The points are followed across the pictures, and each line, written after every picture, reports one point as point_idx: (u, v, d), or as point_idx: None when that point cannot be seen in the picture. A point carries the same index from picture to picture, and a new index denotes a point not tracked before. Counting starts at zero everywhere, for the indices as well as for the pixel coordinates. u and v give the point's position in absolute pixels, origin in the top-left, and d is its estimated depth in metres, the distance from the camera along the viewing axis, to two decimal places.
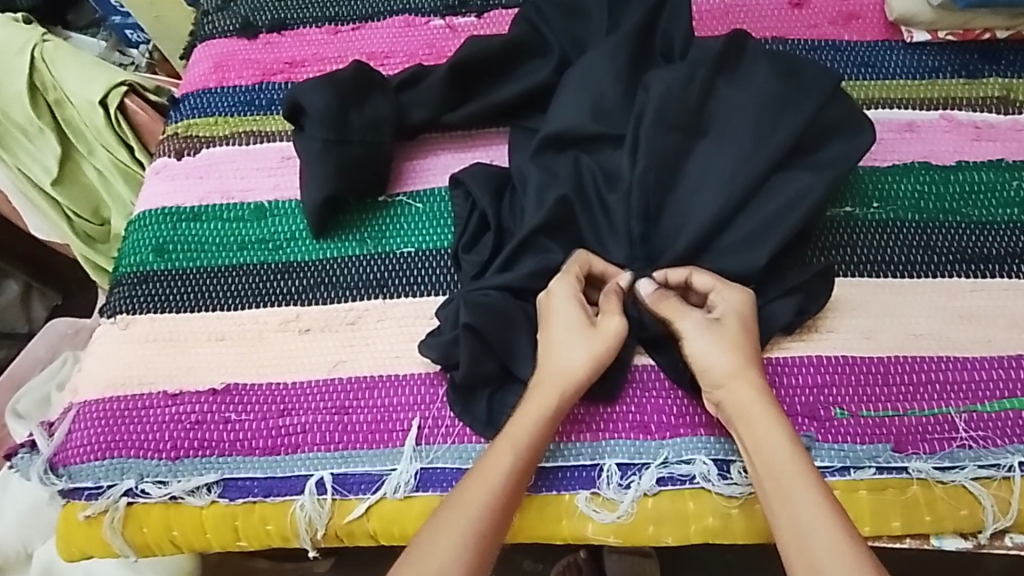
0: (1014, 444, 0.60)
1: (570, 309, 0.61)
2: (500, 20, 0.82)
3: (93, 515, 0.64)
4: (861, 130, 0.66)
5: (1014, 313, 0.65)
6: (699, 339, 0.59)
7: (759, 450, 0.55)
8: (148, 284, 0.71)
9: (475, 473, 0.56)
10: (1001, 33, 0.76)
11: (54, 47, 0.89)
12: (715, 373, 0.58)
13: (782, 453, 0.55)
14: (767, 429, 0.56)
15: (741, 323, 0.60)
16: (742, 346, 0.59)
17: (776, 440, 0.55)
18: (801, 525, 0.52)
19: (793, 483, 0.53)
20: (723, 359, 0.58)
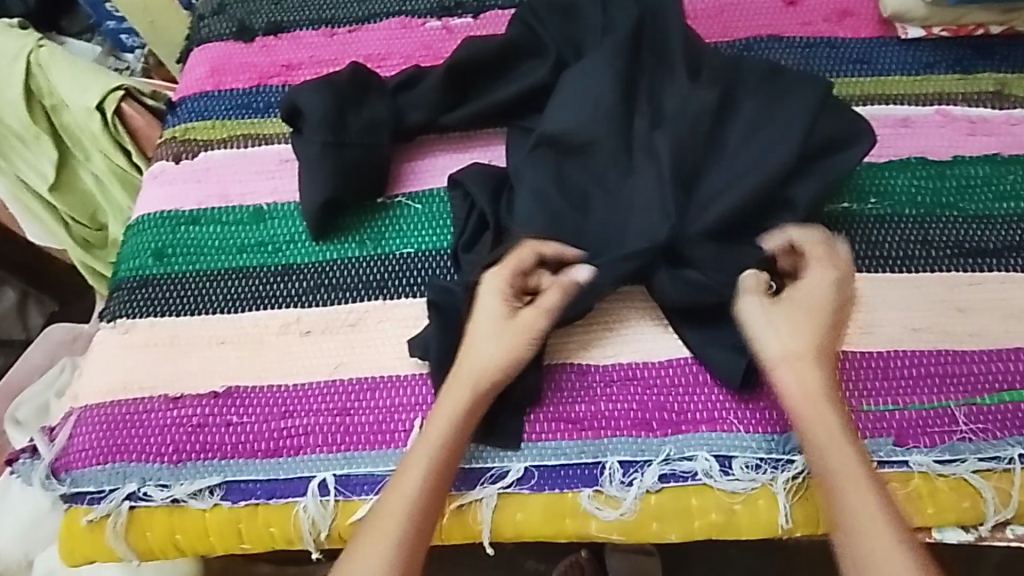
0: (1014, 436, 0.60)
1: (494, 300, 0.63)
2: (496, 21, 0.82)
3: (96, 520, 0.64)
4: (858, 125, 0.66)
5: (1012, 306, 0.65)
6: (778, 324, 0.60)
7: (821, 441, 0.56)
8: (148, 289, 0.71)
9: (398, 475, 0.57)
10: (993, 28, 0.76)
11: (49, 53, 0.88)
12: (781, 359, 0.59)
13: (838, 446, 0.56)
14: (829, 420, 0.57)
15: (823, 308, 0.61)
16: (817, 333, 0.60)
17: (832, 434, 0.56)
18: (857, 517, 0.53)
19: (846, 475, 0.55)
20: (781, 343, 0.59)
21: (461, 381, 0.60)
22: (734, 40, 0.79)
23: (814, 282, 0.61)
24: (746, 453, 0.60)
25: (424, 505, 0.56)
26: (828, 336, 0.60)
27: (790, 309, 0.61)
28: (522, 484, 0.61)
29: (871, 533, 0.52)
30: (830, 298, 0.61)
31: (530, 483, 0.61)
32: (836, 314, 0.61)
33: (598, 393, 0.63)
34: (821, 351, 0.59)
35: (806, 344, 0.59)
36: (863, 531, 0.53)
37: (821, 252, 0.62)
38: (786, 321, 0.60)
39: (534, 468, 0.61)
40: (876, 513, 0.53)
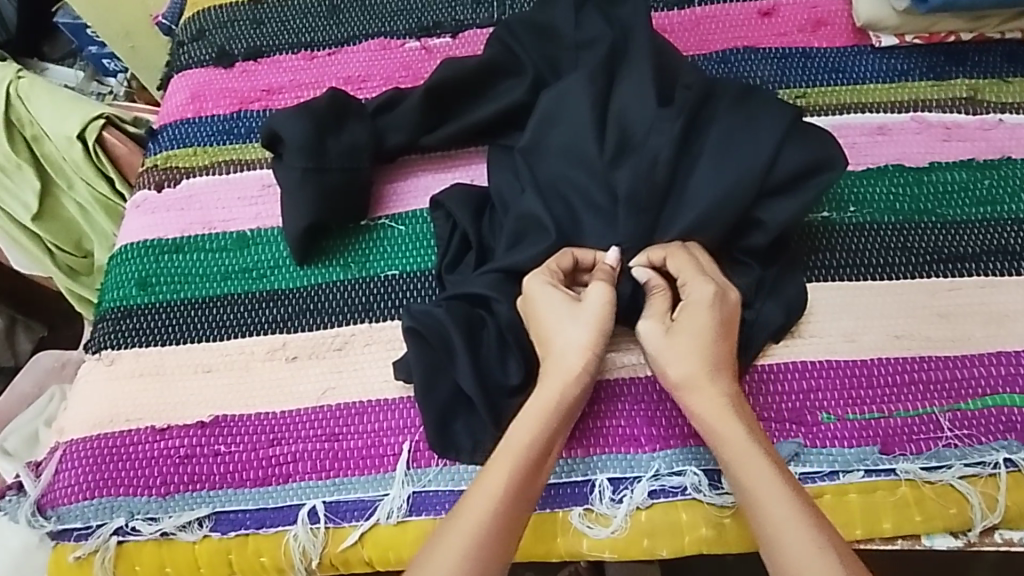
0: (998, 440, 0.61)
1: (553, 295, 0.60)
2: (475, 40, 0.83)
3: (84, 556, 0.63)
4: (828, 142, 0.66)
5: (992, 310, 0.66)
6: (674, 350, 0.59)
7: (733, 463, 0.55)
8: (132, 319, 0.71)
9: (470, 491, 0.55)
10: (964, 35, 0.77)
11: (29, 82, 0.88)
12: (679, 385, 0.58)
13: (753, 464, 0.55)
14: (740, 439, 0.56)
15: (702, 332, 0.59)
16: (711, 355, 0.58)
17: (745, 449, 0.55)
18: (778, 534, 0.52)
19: (761, 493, 0.54)
20: (682, 364, 0.58)
21: (551, 376, 0.59)
22: (711, 53, 0.79)
23: (689, 308, 0.59)
24: None
25: (508, 515, 0.54)
26: (727, 356, 0.59)
27: (670, 335, 0.59)
28: None
29: (801, 548, 0.51)
30: (705, 321, 0.59)
31: None
32: (721, 335, 0.59)
33: (585, 411, 0.63)
34: (719, 373, 0.58)
35: (699, 368, 0.58)
36: (786, 549, 0.52)
37: (689, 278, 0.61)
38: (679, 346, 0.59)
39: None
40: (806, 528, 0.52)
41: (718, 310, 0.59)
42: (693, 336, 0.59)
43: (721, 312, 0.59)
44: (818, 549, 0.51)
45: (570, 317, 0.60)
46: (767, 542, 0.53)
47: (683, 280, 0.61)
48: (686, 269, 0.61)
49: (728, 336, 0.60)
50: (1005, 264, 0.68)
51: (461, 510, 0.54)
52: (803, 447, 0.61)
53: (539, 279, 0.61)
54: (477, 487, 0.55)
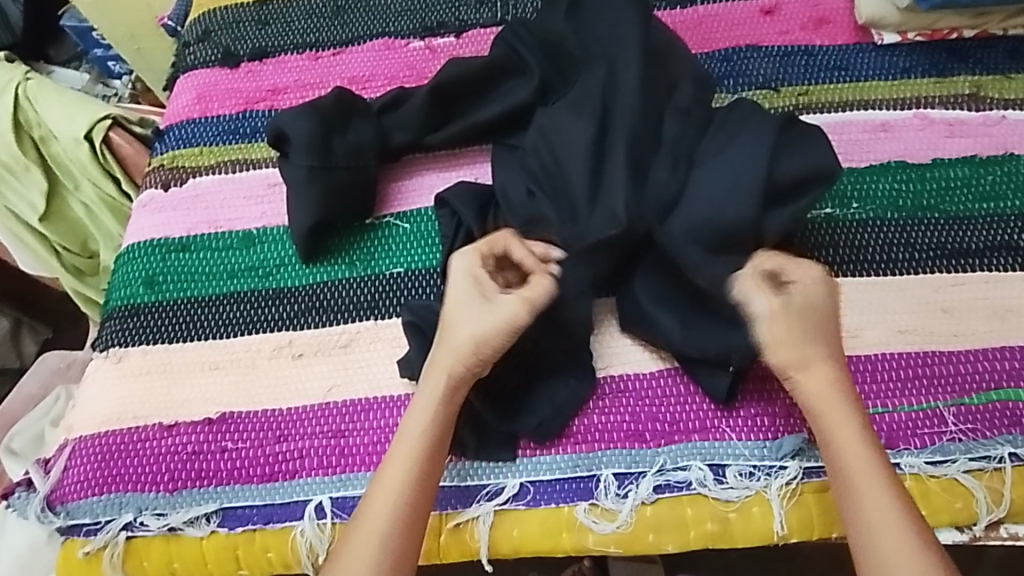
0: (1003, 434, 0.61)
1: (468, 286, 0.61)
2: (478, 39, 0.83)
3: (93, 552, 0.63)
4: (819, 138, 0.64)
5: (996, 305, 0.66)
6: (795, 340, 0.57)
7: (838, 450, 0.56)
8: (140, 316, 0.71)
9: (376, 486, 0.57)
10: (967, 32, 0.77)
11: (37, 84, 0.89)
12: (790, 370, 0.57)
13: (857, 452, 0.55)
14: (850, 425, 0.56)
15: (819, 316, 0.58)
16: (825, 337, 0.58)
17: (851, 437, 0.56)
18: (873, 523, 0.53)
19: (863, 480, 0.54)
20: (792, 349, 0.57)
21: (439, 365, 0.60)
22: (713, 51, 0.80)
23: (798, 291, 0.58)
24: (739, 461, 0.61)
25: (414, 505, 0.56)
26: (835, 343, 0.58)
27: (789, 326, 0.57)
28: (518, 500, 0.61)
29: (892, 536, 0.53)
30: (818, 303, 0.58)
31: (525, 499, 0.61)
32: (830, 319, 0.59)
33: (589, 404, 0.63)
34: (832, 358, 0.58)
35: (813, 353, 0.57)
36: (881, 538, 0.53)
37: (793, 265, 0.59)
38: (801, 336, 0.57)
39: (529, 483, 0.62)
40: (898, 518, 0.53)
41: (826, 288, 0.59)
42: (806, 322, 0.57)
43: (829, 293, 0.59)
44: (910, 543, 0.52)
45: (467, 309, 0.60)
46: (863, 529, 0.54)
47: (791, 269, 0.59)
48: (784, 257, 0.59)
49: (833, 318, 0.59)
50: (1009, 259, 0.68)
51: (372, 503, 0.56)
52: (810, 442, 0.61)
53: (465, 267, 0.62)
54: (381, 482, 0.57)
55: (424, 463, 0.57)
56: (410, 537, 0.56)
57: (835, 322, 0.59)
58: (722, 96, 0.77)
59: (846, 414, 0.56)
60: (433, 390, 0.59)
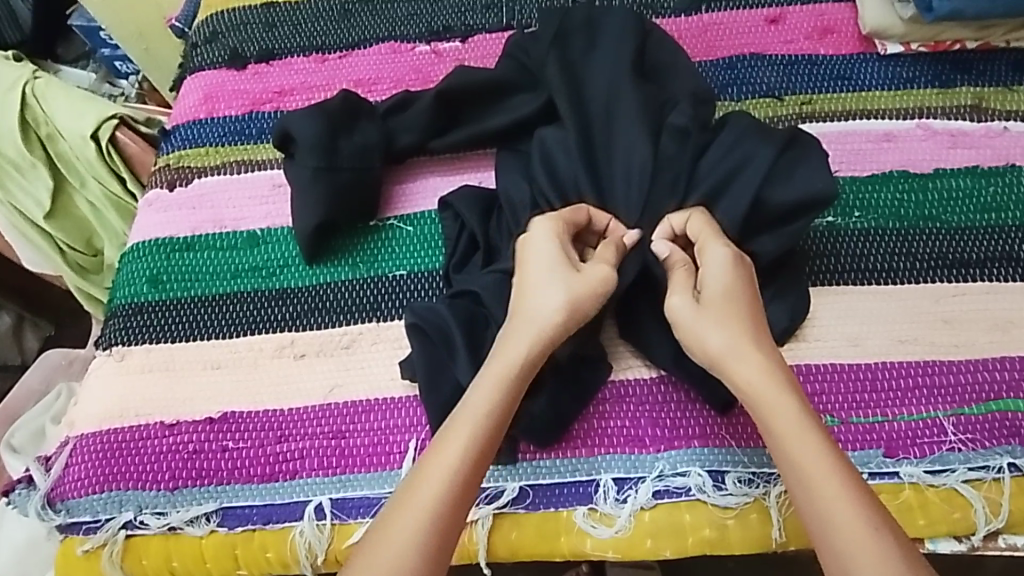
0: (1002, 445, 0.61)
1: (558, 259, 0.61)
2: (485, 44, 0.84)
3: (92, 549, 0.64)
4: (815, 160, 0.65)
5: (996, 316, 0.66)
6: (712, 321, 0.58)
7: (781, 439, 0.54)
8: (144, 314, 0.71)
9: (427, 461, 0.54)
10: (970, 44, 0.78)
11: (45, 83, 0.90)
12: (719, 356, 0.57)
13: (803, 439, 0.53)
14: (790, 410, 0.54)
15: (731, 296, 0.59)
16: (749, 326, 0.58)
17: (792, 418, 0.54)
18: (826, 509, 0.51)
19: (811, 463, 0.52)
20: (716, 338, 0.57)
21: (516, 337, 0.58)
22: (717, 59, 0.80)
23: (715, 272, 0.60)
24: (738, 468, 0.61)
25: (468, 479, 0.54)
26: (759, 325, 0.59)
27: (702, 310, 0.59)
28: (517, 504, 0.61)
29: (848, 523, 0.50)
30: (732, 283, 0.59)
31: (524, 503, 0.61)
32: (748, 299, 0.59)
33: (589, 408, 0.64)
34: (759, 343, 0.58)
35: (737, 336, 0.57)
36: (837, 525, 0.50)
37: (706, 242, 0.62)
38: (714, 318, 0.58)
39: (529, 487, 0.62)
40: (850, 501, 0.51)
41: (741, 269, 0.60)
42: (722, 304, 0.59)
43: (745, 278, 0.60)
44: (868, 526, 0.50)
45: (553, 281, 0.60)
46: (817, 515, 0.51)
47: (703, 245, 0.62)
48: (702, 234, 0.62)
49: (755, 299, 0.60)
50: (1009, 270, 0.68)
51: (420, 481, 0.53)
52: None
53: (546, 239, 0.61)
54: (435, 457, 0.54)
55: (487, 437, 0.55)
56: (459, 511, 0.53)
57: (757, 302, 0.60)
58: (726, 104, 0.78)
59: (784, 400, 0.55)
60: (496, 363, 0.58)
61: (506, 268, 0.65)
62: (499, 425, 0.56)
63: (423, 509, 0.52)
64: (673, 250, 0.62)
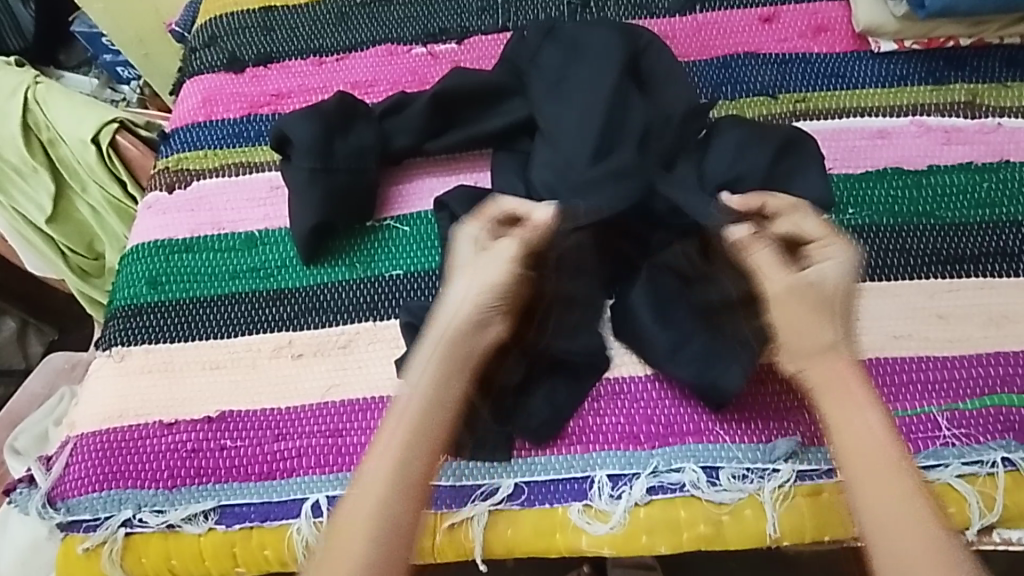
0: (997, 440, 0.61)
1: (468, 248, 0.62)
2: (480, 46, 0.84)
3: (93, 547, 0.64)
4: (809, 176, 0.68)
5: (990, 311, 0.66)
6: (819, 313, 0.57)
7: (846, 432, 0.53)
8: (143, 316, 0.72)
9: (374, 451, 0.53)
10: (964, 40, 0.78)
11: (46, 88, 0.90)
12: (824, 350, 0.56)
13: (874, 441, 0.52)
14: (858, 407, 0.53)
15: (833, 297, 0.58)
16: (840, 321, 0.58)
17: (865, 420, 0.53)
18: (893, 515, 0.49)
19: (883, 467, 0.51)
20: (816, 331, 0.56)
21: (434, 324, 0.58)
22: (711, 58, 0.81)
23: (827, 269, 0.59)
24: (732, 464, 0.61)
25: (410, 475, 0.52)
26: (848, 322, 0.58)
27: (807, 299, 0.57)
28: (512, 500, 0.62)
29: (915, 534, 0.48)
30: (840, 284, 0.58)
31: (519, 500, 0.62)
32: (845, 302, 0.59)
33: (583, 406, 0.64)
34: (844, 343, 0.57)
35: (836, 333, 0.57)
36: (894, 524, 0.48)
37: (827, 240, 0.60)
38: (818, 311, 0.57)
39: (524, 484, 0.62)
40: (920, 512, 0.49)
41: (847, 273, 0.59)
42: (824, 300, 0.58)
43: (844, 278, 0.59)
44: (926, 526, 0.48)
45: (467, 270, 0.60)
46: (872, 509, 0.50)
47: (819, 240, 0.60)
48: (824, 231, 0.60)
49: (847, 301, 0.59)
50: (1004, 265, 0.68)
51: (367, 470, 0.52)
52: (802, 446, 0.61)
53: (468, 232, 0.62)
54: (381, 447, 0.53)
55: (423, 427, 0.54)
56: (410, 503, 0.51)
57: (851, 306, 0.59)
58: (721, 103, 0.78)
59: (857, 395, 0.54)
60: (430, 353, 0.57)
61: None
62: (439, 420, 0.54)
63: (369, 515, 0.50)
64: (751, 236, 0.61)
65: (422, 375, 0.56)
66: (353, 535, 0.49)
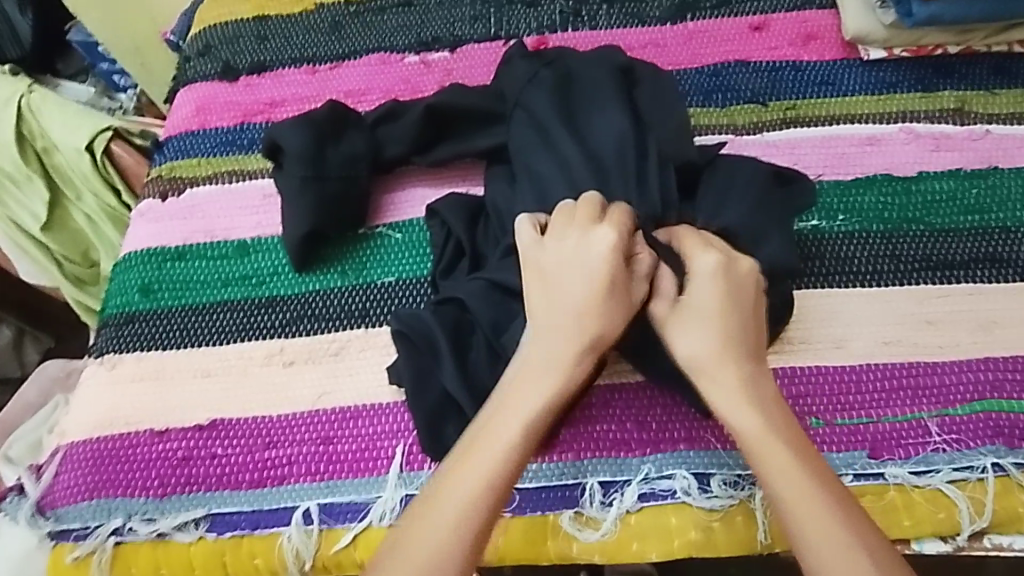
0: (986, 445, 0.61)
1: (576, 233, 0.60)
2: (473, 54, 0.85)
3: (81, 557, 0.64)
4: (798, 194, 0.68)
5: (979, 316, 0.66)
6: (692, 327, 0.58)
7: (754, 455, 0.54)
8: (135, 324, 0.72)
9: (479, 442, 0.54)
10: (952, 48, 0.79)
11: (42, 97, 0.90)
12: (694, 365, 0.57)
13: (772, 450, 0.54)
14: (760, 426, 0.55)
15: (712, 306, 0.58)
16: (728, 329, 0.58)
17: (756, 427, 0.55)
18: (795, 525, 0.51)
19: (780, 476, 0.53)
20: (698, 345, 0.57)
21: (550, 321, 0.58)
22: (702, 66, 0.81)
23: (698, 277, 0.59)
24: (723, 470, 0.61)
25: (507, 465, 0.53)
26: (746, 333, 0.58)
27: (684, 314, 0.59)
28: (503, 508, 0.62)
29: (821, 541, 0.50)
30: (717, 291, 0.58)
31: (510, 507, 0.62)
32: (738, 306, 0.58)
33: (574, 413, 0.64)
34: (739, 350, 0.57)
35: (713, 347, 0.57)
36: (817, 545, 0.50)
37: (693, 250, 0.60)
38: (693, 325, 0.58)
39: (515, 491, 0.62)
40: (825, 519, 0.51)
41: (724, 278, 0.59)
42: (705, 312, 0.58)
43: (731, 279, 0.59)
44: (846, 543, 0.50)
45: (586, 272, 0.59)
46: (793, 530, 0.51)
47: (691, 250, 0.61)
48: (688, 242, 0.61)
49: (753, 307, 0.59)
50: (992, 271, 0.68)
51: (471, 461, 0.53)
52: None
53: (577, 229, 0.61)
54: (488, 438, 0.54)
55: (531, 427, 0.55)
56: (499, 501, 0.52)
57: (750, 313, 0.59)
58: (711, 111, 0.79)
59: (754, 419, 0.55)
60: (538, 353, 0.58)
61: (490, 274, 0.66)
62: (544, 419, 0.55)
63: (460, 505, 0.51)
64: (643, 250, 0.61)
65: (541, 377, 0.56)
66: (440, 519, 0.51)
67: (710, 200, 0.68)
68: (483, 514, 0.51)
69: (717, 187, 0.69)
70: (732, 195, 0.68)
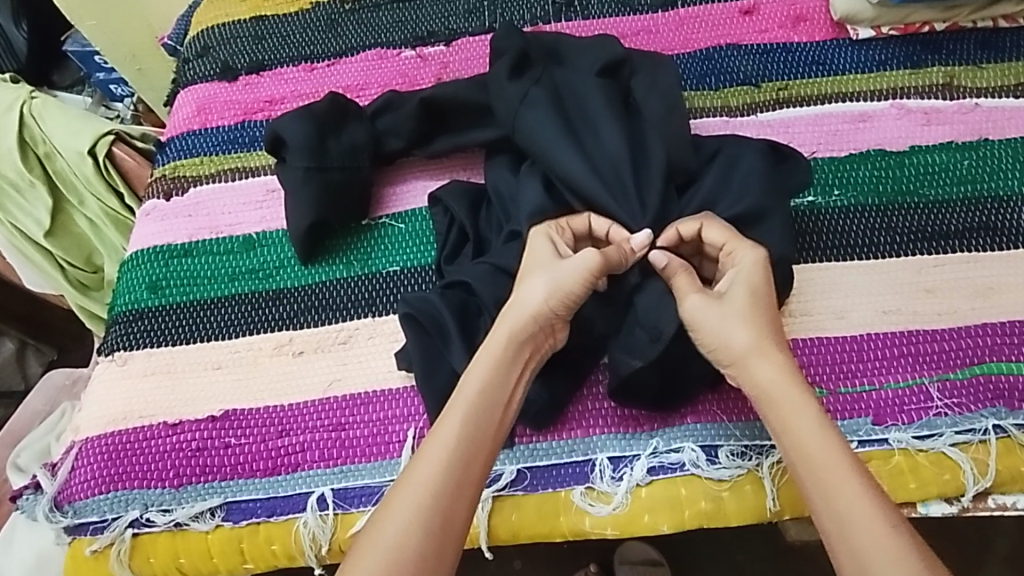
0: (988, 407, 0.62)
1: (546, 246, 0.63)
2: (468, 47, 0.86)
3: (100, 549, 0.65)
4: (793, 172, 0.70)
5: (976, 282, 0.68)
6: (730, 320, 0.59)
7: (799, 443, 0.54)
8: (145, 320, 0.73)
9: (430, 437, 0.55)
10: (938, 25, 0.80)
11: (42, 103, 0.91)
12: (740, 355, 0.58)
13: (818, 439, 0.54)
14: (806, 417, 0.55)
15: (753, 298, 0.59)
16: (767, 323, 0.59)
17: (806, 420, 0.55)
18: (840, 511, 0.51)
19: (830, 466, 0.53)
20: (738, 336, 0.58)
21: (505, 323, 0.59)
22: (694, 51, 0.83)
23: (739, 273, 0.60)
24: (731, 441, 0.62)
25: (464, 461, 0.54)
26: (778, 325, 0.60)
27: (721, 308, 0.59)
28: (515, 486, 0.63)
29: (863, 522, 0.50)
30: (756, 284, 0.60)
31: (522, 485, 0.63)
32: (769, 298, 0.60)
33: (581, 391, 0.65)
34: (777, 341, 0.58)
35: (757, 336, 0.58)
36: (853, 527, 0.51)
37: (735, 245, 0.62)
38: (737, 314, 0.59)
39: (527, 469, 0.63)
40: (868, 503, 0.51)
41: (763, 271, 0.61)
42: (744, 304, 0.59)
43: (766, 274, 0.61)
44: (883, 523, 0.50)
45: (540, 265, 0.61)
46: (833, 513, 0.52)
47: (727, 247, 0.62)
48: (726, 236, 0.62)
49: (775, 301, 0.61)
50: (987, 239, 0.70)
51: (423, 456, 0.54)
52: None
53: (543, 232, 0.64)
54: (438, 433, 0.55)
55: (480, 416, 0.56)
56: (459, 493, 0.53)
57: (775, 309, 0.61)
58: (705, 94, 0.80)
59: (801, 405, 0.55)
60: (491, 342, 0.59)
61: (494, 257, 0.67)
62: (494, 407, 0.56)
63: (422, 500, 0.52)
64: (670, 259, 0.62)
65: (488, 364, 0.58)
66: (395, 522, 0.51)
67: (707, 178, 0.69)
68: (444, 498, 0.53)
69: (714, 164, 0.70)
70: (728, 172, 0.69)
